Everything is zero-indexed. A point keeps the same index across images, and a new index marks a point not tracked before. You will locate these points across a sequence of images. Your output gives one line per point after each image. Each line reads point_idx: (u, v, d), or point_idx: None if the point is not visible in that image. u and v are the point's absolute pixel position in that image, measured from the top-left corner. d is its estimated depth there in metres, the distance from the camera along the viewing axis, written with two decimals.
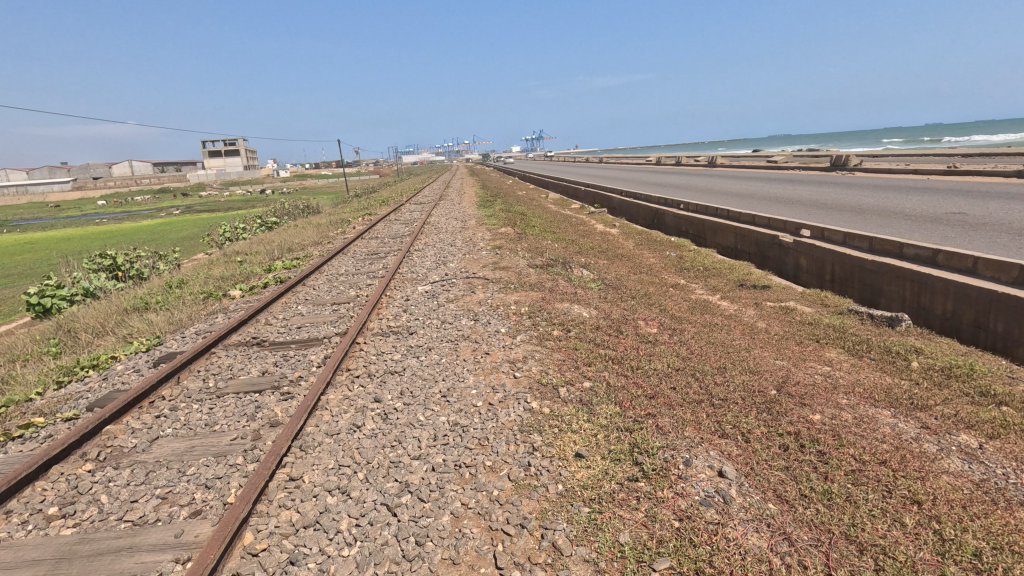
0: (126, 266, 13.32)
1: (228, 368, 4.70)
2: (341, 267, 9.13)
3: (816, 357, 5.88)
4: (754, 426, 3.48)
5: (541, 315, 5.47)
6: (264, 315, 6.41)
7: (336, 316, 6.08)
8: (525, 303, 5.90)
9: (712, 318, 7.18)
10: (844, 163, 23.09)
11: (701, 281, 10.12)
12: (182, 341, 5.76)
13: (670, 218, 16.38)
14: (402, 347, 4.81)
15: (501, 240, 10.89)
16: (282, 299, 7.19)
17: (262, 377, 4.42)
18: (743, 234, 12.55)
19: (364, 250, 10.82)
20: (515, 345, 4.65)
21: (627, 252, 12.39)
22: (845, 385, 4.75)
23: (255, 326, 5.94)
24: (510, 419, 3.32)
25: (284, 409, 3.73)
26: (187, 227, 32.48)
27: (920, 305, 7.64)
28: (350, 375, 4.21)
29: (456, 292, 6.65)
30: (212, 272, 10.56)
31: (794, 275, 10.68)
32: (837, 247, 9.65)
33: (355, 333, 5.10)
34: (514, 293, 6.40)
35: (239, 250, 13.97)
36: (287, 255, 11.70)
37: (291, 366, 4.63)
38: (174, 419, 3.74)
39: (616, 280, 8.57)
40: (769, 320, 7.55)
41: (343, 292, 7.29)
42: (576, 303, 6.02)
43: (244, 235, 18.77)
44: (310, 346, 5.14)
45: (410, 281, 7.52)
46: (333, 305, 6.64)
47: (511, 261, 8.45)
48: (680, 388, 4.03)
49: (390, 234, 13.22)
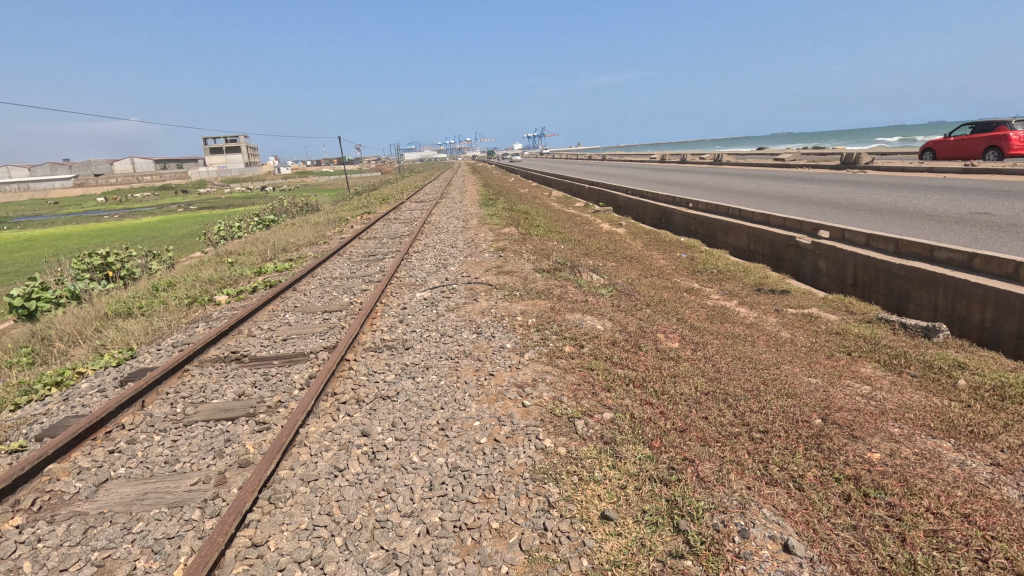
0: (116, 266, 12.84)
1: (200, 389, 4.19)
2: (335, 270, 8.61)
3: (851, 373, 5.36)
4: (806, 469, 2.95)
5: (550, 328, 4.95)
6: (249, 325, 5.90)
7: (325, 328, 5.56)
8: (532, 313, 5.38)
9: (734, 328, 6.64)
10: (855, 161, 22.52)
11: (715, 285, 9.59)
12: (157, 353, 5.25)
13: (678, 217, 15.82)
14: (397, 365, 4.29)
15: (505, 241, 10.38)
16: (270, 305, 6.69)
17: (238, 401, 3.92)
18: (757, 235, 12.01)
19: (361, 251, 10.31)
20: (523, 365, 4.13)
21: (636, 253, 11.83)
22: (893, 410, 4.22)
23: (237, 338, 5.43)
24: (520, 462, 2.81)
25: (257, 445, 3.22)
26: (185, 225, 31.98)
27: (955, 313, 7.11)
28: (335, 401, 3.70)
29: (457, 300, 6.13)
30: (201, 273, 10.07)
31: (813, 278, 10.14)
32: (860, 249, 9.11)
33: (344, 348, 4.60)
34: (520, 301, 5.89)
35: (233, 249, 13.47)
36: (281, 256, 11.18)
37: (270, 388, 4.12)
38: (129, 456, 3.23)
39: (628, 285, 8.05)
40: (794, 330, 7.02)
41: (335, 299, 6.77)
42: (588, 313, 5.50)
43: (239, 233, 18.30)
44: (295, 363, 4.63)
45: (408, 287, 7.00)
46: (324, 314, 6.13)
47: (516, 264, 7.92)
48: (711, 418, 3.51)
49: (390, 234, 12.73)
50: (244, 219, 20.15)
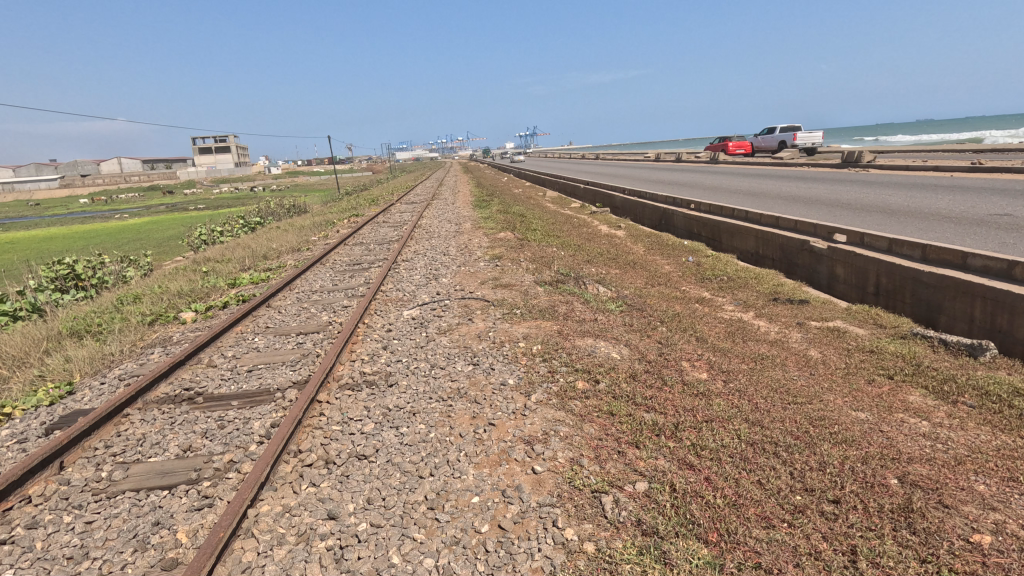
0: (86, 274, 12.03)
1: (138, 442, 3.45)
2: (315, 283, 7.85)
3: (901, 403, 4.70)
4: (905, 568, 2.29)
5: (559, 358, 4.25)
6: (211, 351, 5.15)
7: (297, 356, 4.81)
8: (536, 338, 4.67)
9: (759, 348, 5.97)
10: (857, 159, 22.06)
11: (727, 294, 8.92)
12: (99, 390, 4.49)
13: (680, 219, 15.15)
14: (377, 410, 3.57)
15: (501, 247, 9.66)
16: (239, 325, 5.93)
17: (180, 461, 3.19)
18: (766, 239, 11.37)
19: (345, 260, 9.57)
20: (530, 410, 3.43)
21: (640, 259, 11.14)
22: (968, 457, 3.56)
23: (195, 368, 4.68)
24: (534, 569, 2.15)
25: (192, 533, 2.50)
26: (171, 227, 31.11)
27: (995, 326, 6.48)
28: (299, 465, 2.98)
29: (449, 321, 5.41)
30: (172, 285, 9.29)
31: (829, 286, 9.52)
32: (883, 255, 8.49)
33: (316, 387, 3.87)
34: (522, 322, 5.18)
35: (210, 257, 12.68)
36: (261, 265, 10.43)
37: (223, 441, 3.39)
38: (24, 549, 2.50)
39: (636, 297, 7.36)
40: (822, 348, 6.36)
41: (312, 318, 6.02)
42: (599, 336, 4.80)
43: (221, 237, 17.45)
44: (257, 404, 3.89)
45: (395, 303, 6.28)
46: (298, 337, 5.38)
47: (514, 275, 7.22)
48: (766, 483, 2.83)
49: (377, 239, 11.98)
50: (228, 222, 19.34)
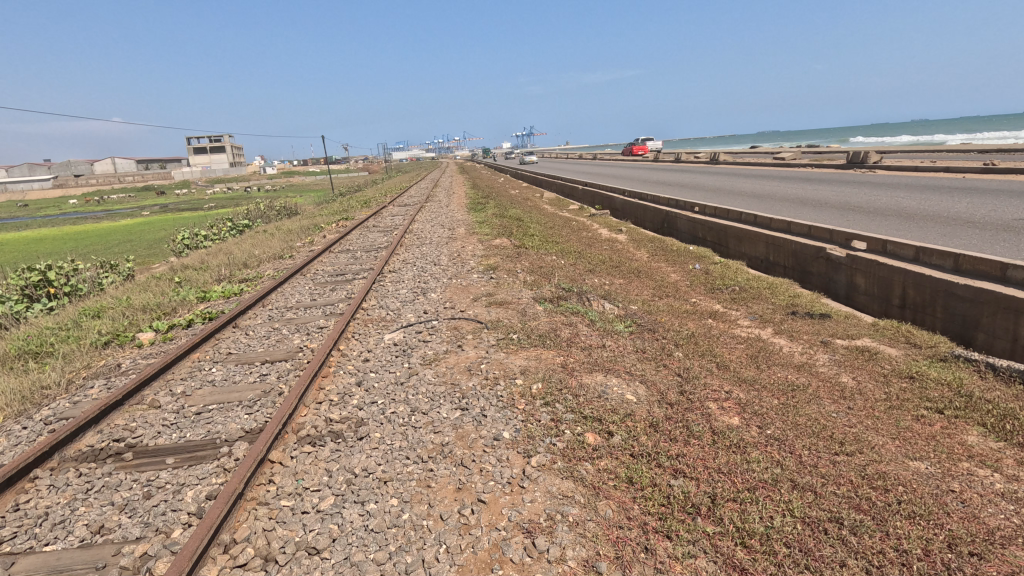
0: (57, 281, 11.32)
1: (36, 521, 2.75)
2: (292, 297, 7.13)
3: (960, 446, 4.04)
4: None
5: (563, 400, 3.57)
6: (159, 384, 4.45)
7: (256, 395, 4.11)
8: (536, 373, 3.98)
9: (787, 376, 5.28)
10: (862, 160, 21.53)
11: (741, 307, 8.25)
12: (17, 436, 3.78)
13: (684, 222, 14.51)
14: (340, 477, 2.88)
15: (496, 256, 8.99)
16: (199, 350, 5.23)
17: (82, 553, 2.50)
18: (778, 245, 10.72)
19: (329, 269, 8.88)
20: (530, 480, 2.75)
21: (645, 267, 10.46)
22: None
23: (134, 409, 3.98)
24: None
25: None
26: (157, 229, 30.16)
27: None
28: (227, 567, 2.29)
29: (436, 348, 4.72)
30: (142, 297, 8.56)
31: (848, 296, 8.88)
32: (909, 265, 7.83)
33: (267, 444, 3.17)
34: (519, 351, 4.51)
35: (189, 264, 11.95)
36: (239, 275, 9.70)
37: (144, 522, 2.69)
38: None
39: (644, 313, 6.69)
40: (854, 372, 5.69)
41: (281, 343, 5.31)
42: (609, 369, 4.10)
43: (205, 242, 16.70)
44: (196, 464, 3.19)
45: (377, 324, 5.60)
46: (263, 368, 4.68)
47: (510, 290, 6.52)
48: None
49: (366, 245, 11.30)
50: (214, 224, 18.62)
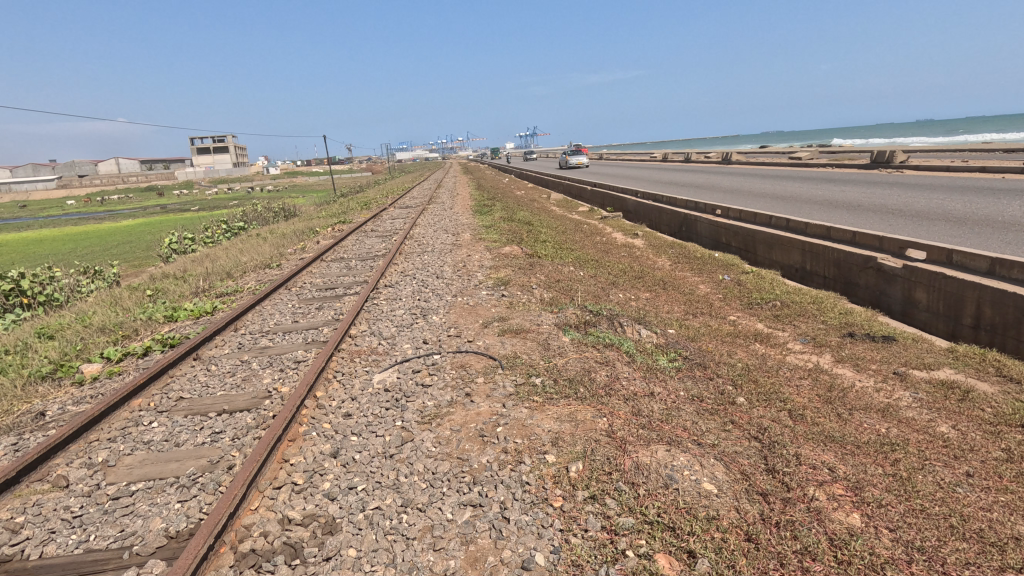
0: (32, 289, 10.39)
1: None
2: (270, 318, 6.11)
3: None
4: None
5: (617, 497, 2.53)
6: (77, 449, 3.41)
7: (198, 469, 3.07)
8: (573, 446, 2.93)
9: (873, 425, 4.24)
10: (887, 160, 20.35)
11: (788, 328, 7.17)
12: None
13: (706, 225, 13.46)
14: None
15: (507, 267, 7.94)
16: (144, 394, 4.21)
17: None
18: (817, 252, 9.65)
19: (317, 282, 7.85)
20: None
21: (670, 277, 9.38)
22: None
23: (27, 494, 2.94)
24: None
25: None
26: (151, 231, 29.13)
27: None
28: None
29: (437, 399, 3.67)
30: (106, 313, 7.53)
31: (905, 313, 7.81)
32: (984, 279, 6.74)
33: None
34: (544, 405, 3.46)
35: (171, 271, 10.95)
36: (219, 287, 8.66)
37: None
38: None
39: (683, 339, 5.64)
40: (951, 418, 4.61)
41: (246, 385, 4.26)
42: (668, 438, 3.06)
43: (195, 246, 15.71)
44: None
45: (365, 358, 4.55)
46: (217, 423, 3.63)
47: (526, 314, 5.47)
48: None
49: (361, 253, 10.27)
50: (208, 226, 17.64)
